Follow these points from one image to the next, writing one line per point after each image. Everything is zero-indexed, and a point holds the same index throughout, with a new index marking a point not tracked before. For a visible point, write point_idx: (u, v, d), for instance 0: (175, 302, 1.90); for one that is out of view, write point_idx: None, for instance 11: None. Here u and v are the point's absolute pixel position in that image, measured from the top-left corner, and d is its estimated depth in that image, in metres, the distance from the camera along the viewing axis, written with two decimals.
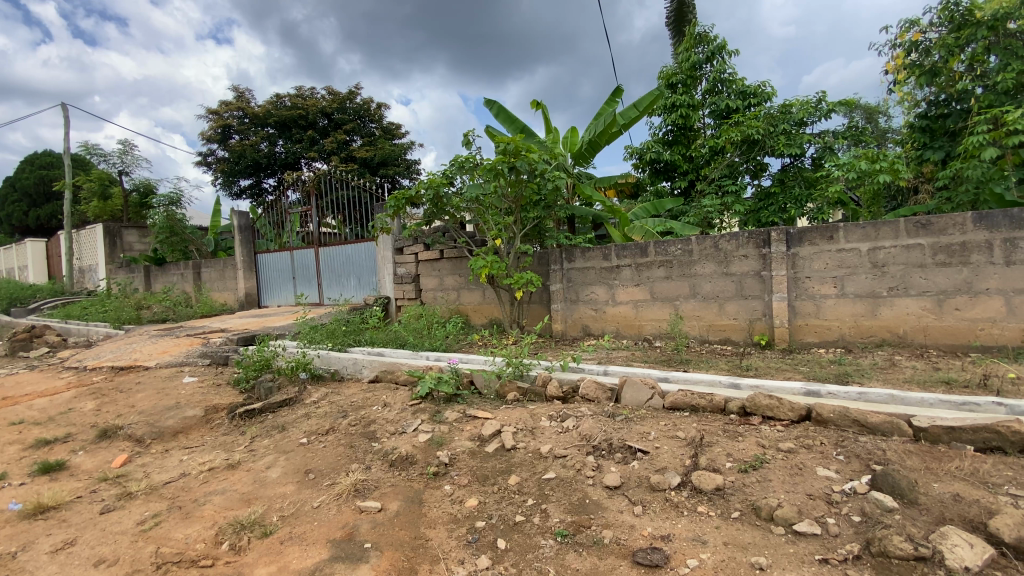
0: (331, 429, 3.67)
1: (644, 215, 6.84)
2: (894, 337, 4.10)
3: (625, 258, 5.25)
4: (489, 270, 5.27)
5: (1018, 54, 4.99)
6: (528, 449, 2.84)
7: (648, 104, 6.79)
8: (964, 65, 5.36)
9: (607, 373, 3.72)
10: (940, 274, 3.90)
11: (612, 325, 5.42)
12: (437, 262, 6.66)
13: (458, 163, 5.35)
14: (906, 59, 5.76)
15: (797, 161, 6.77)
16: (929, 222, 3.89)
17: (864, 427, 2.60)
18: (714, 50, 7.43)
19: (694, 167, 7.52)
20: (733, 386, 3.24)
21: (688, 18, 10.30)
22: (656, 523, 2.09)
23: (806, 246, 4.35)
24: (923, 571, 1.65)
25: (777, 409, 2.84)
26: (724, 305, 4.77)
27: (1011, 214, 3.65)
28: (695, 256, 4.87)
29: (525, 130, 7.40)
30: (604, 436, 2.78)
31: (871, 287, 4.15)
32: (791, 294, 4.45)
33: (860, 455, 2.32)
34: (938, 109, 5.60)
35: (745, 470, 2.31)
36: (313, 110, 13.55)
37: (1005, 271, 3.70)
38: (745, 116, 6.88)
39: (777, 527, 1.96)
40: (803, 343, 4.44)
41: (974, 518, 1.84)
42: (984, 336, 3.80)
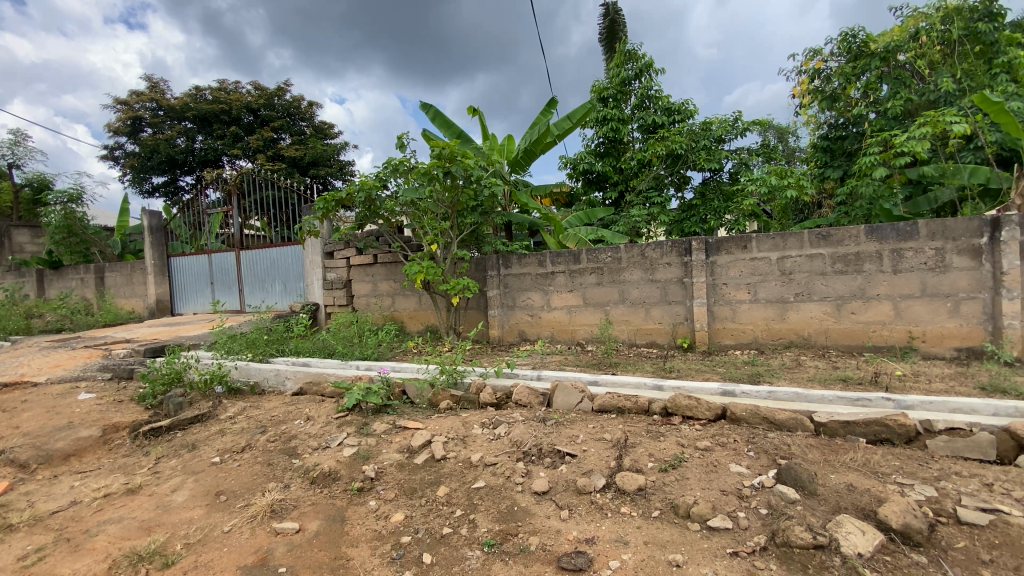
0: (249, 446, 3.44)
1: (578, 223, 7.02)
2: (800, 339, 4.45)
3: (559, 265, 5.35)
4: (424, 276, 5.18)
5: (905, 83, 5.61)
6: (459, 458, 2.79)
7: (581, 116, 6.98)
8: (859, 92, 5.93)
9: (540, 378, 3.75)
10: (838, 281, 4.28)
11: (547, 331, 5.49)
12: (370, 267, 6.46)
13: (392, 166, 5.22)
14: (811, 84, 6.31)
15: (716, 175, 7.21)
16: (829, 234, 4.27)
17: (772, 423, 2.79)
18: (642, 68, 7.77)
19: (623, 178, 7.80)
20: (656, 388, 3.38)
21: (620, 35, 10.74)
22: (581, 526, 2.12)
23: (723, 255, 4.64)
24: (821, 558, 1.77)
25: (696, 408, 2.99)
26: (650, 310, 4.97)
27: (897, 227, 4.06)
28: (623, 263, 5.04)
29: (462, 135, 7.38)
30: (534, 441, 2.79)
31: (780, 293, 4.48)
32: (710, 299, 4.72)
33: (769, 450, 2.49)
34: (837, 132, 6.21)
35: (665, 469, 2.40)
36: (237, 105, 12.77)
37: (892, 278, 4.12)
38: (670, 131, 7.26)
39: (693, 524, 2.04)
40: (722, 345, 4.72)
41: (864, 506, 2.00)
42: (875, 337, 4.21)
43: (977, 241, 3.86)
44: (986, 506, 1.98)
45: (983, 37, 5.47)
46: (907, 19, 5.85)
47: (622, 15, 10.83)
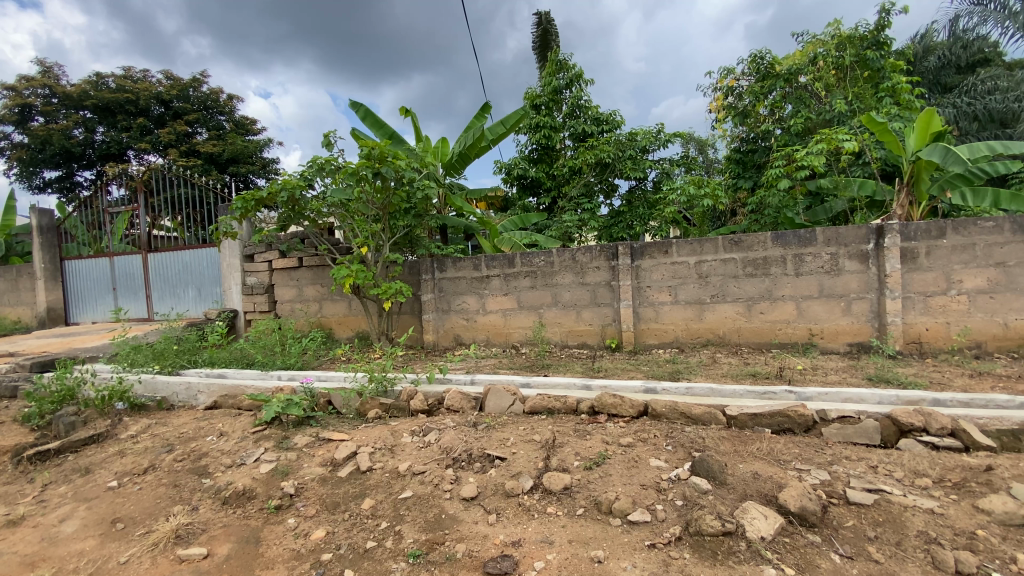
0: (152, 468, 3.15)
1: (512, 228, 7.09)
2: (715, 337, 4.75)
3: (494, 268, 5.36)
4: (353, 279, 4.99)
5: (806, 103, 6.17)
6: (386, 468, 2.72)
7: (514, 122, 7.07)
8: (767, 110, 6.48)
9: (473, 382, 3.73)
10: (749, 283, 4.62)
11: (482, 334, 5.48)
12: (295, 270, 6.15)
13: (318, 165, 5.01)
14: (725, 100, 6.87)
15: (641, 184, 7.54)
16: (740, 240, 4.59)
17: (689, 418, 2.96)
18: (572, 78, 8.00)
19: (556, 185, 7.97)
20: (585, 388, 3.48)
21: (552, 45, 10.99)
22: (508, 529, 2.12)
23: (647, 259, 4.87)
24: (729, 544, 1.89)
25: (620, 406, 3.10)
26: (581, 312, 5.11)
27: (798, 234, 4.45)
28: (556, 267, 5.15)
29: (393, 137, 7.23)
30: (464, 446, 2.77)
31: (698, 295, 4.76)
32: (635, 301, 4.93)
33: (685, 444, 2.63)
34: (749, 146, 6.78)
35: (590, 467, 2.47)
36: (145, 94, 11.74)
37: (795, 280, 4.49)
38: (599, 140, 7.54)
39: (615, 519, 2.11)
40: (646, 345, 4.94)
41: (767, 492, 2.17)
42: (781, 335, 4.58)
43: (864, 247, 4.30)
44: (870, 487, 2.21)
45: (870, 63, 6.05)
46: (806, 44, 6.42)
47: (554, 25, 11.10)
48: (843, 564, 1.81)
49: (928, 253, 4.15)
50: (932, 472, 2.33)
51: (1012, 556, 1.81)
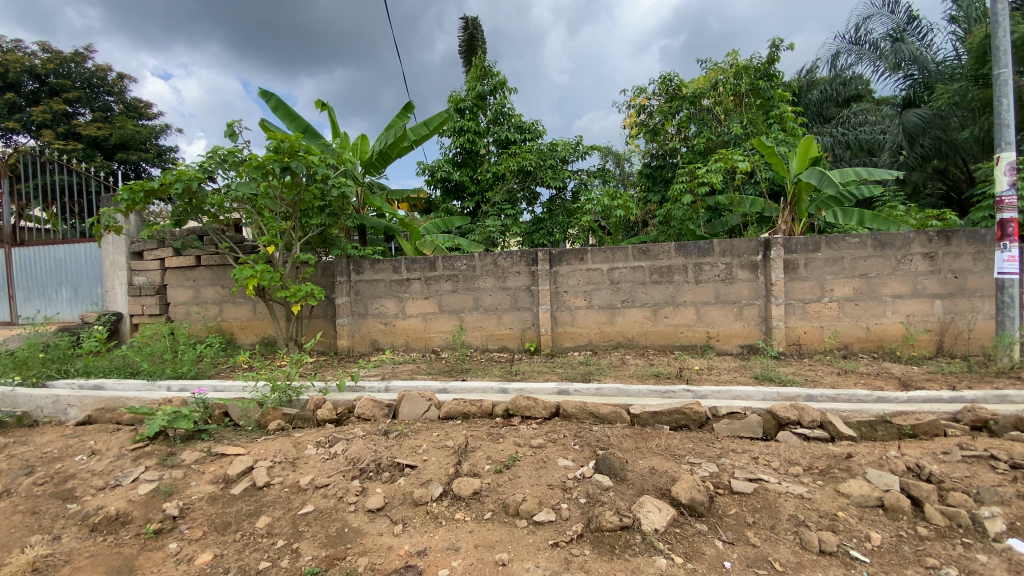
0: (4, 494, 2.73)
1: (435, 230, 7.04)
2: (626, 340, 5.00)
3: (415, 271, 5.26)
4: (258, 281, 4.65)
5: (707, 125, 6.72)
6: (285, 483, 2.57)
7: (438, 124, 7.00)
8: (674, 129, 7.00)
9: (387, 390, 3.62)
10: (655, 289, 4.92)
11: (401, 339, 5.35)
12: (192, 270, 5.64)
13: (219, 156, 4.65)
14: (638, 117, 7.37)
15: (561, 193, 7.77)
16: (648, 249, 4.89)
17: (597, 417, 3.10)
18: (496, 85, 8.10)
19: (480, 190, 8.00)
20: (501, 391, 3.51)
21: (478, 50, 11.06)
22: (414, 539, 2.08)
23: (564, 266, 5.03)
24: (626, 538, 1.99)
25: (533, 408, 3.16)
26: (502, 316, 5.16)
27: (698, 244, 4.81)
28: (477, 272, 5.16)
29: (308, 132, 6.88)
30: (372, 456, 2.68)
31: (610, 300, 4.99)
32: (553, 306, 5.06)
33: (592, 443, 2.74)
34: (658, 162, 7.25)
35: (500, 470, 2.49)
36: (13, 67, 10.25)
37: (695, 287, 4.85)
38: (521, 148, 7.67)
39: (521, 521, 2.14)
40: (563, 347, 5.09)
41: (662, 486, 2.31)
42: (683, 337, 4.92)
43: (754, 258, 4.75)
44: (751, 476, 2.43)
45: (762, 93, 6.69)
46: (709, 70, 6.98)
47: (480, 31, 11.16)
48: (726, 550, 1.97)
49: (807, 265, 4.66)
50: (803, 461, 2.61)
51: (865, 534, 2.08)
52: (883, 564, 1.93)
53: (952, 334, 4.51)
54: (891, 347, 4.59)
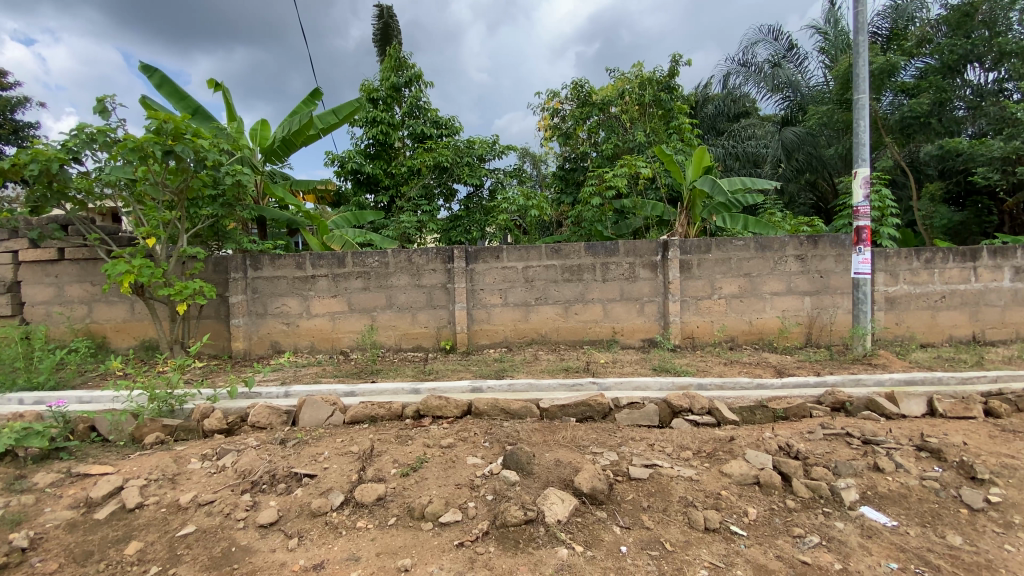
0: None
1: (344, 224, 6.66)
2: (539, 337, 5.11)
3: (321, 268, 4.98)
4: (134, 277, 4.13)
5: (615, 131, 7.11)
6: (163, 503, 2.32)
7: (348, 114, 6.67)
8: (586, 133, 7.34)
9: (286, 395, 3.41)
10: (567, 287, 5.08)
11: (305, 340, 5.04)
12: (53, 264, 4.90)
13: (87, 135, 4.06)
14: (551, 120, 7.66)
15: (478, 191, 7.72)
16: (560, 248, 5.03)
17: (508, 413, 3.14)
18: (411, 77, 7.94)
19: (394, 184, 7.76)
20: (413, 391, 3.44)
21: (393, 40, 10.72)
22: (310, 553, 1.97)
23: (480, 263, 5.03)
24: (530, 532, 2.03)
25: (445, 407, 3.12)
26: (416, 315, 5.05)
27: (605, 245, 5.04)
28: (390, 268, 5.01)
29: (199, 113, 6.25)
30: (266, 468, 2.50)
31: (524, 297, 5.07)
32: (469, 304, 5.05)
33: (501, 439, 2.77)
34: (572, 165, 7.53)
35: (406, 473, 2.42)
36: None
37: (603, 285, 5.07)
38: (437, 144, 7.54)
39: (426, 523, 2.10)
40: (478, 345, 5.08)
41: (566, 477, 2.37)
42: (591, 333, 5.13)
43: (654, 258, 5.07)
44: (647, 463, 2.58)
45: (663, 104, 7.14)
46: (616, 79, 7.33)
47: (395, 21, 10.83)
48: (622, 535, 2.08)
49: (699, 265, 5.06)
50: (693, 446, 2.82)
51: (743, 509, 2.29)
52: (757, 535, 2.14)
53: (818, 327, 5.12)
54: (770, 339, 5.12)
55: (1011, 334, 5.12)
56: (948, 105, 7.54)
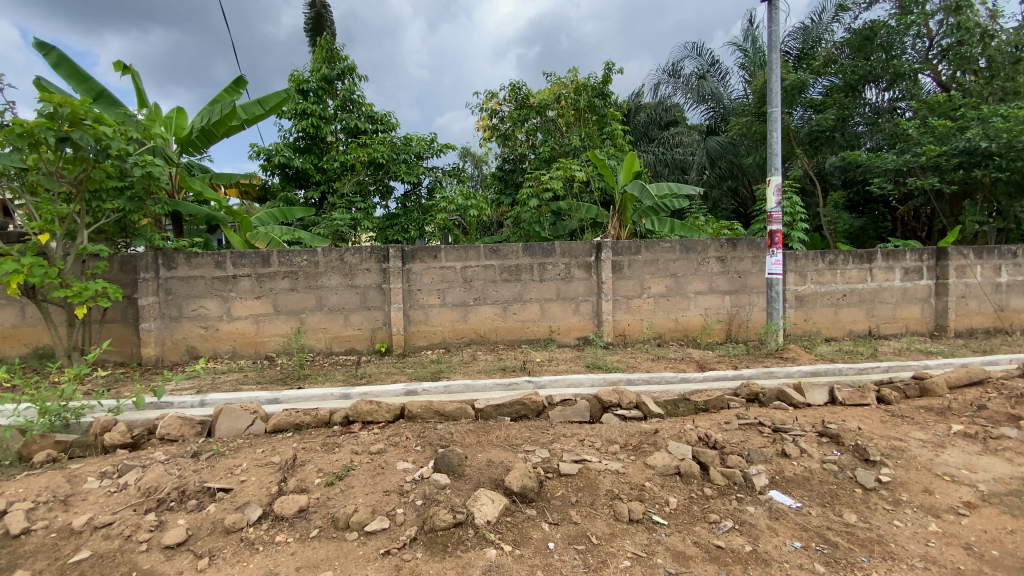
0: None
1: (271, 221, 6.33)
2: (477, 337, 5.10)
3: (243, 267, 4.69)
4: (23, 277, 3.69)
5: (551, 134, 7.29)
6: (52, 528, 2.09)
7: (275, 105, 6.32)
8: (524, 135, 7.46)
9: (202, 405, 3.26)
10: (505, 287, 5.10)
11: (226, 345, 4.73)
12: None
13: None
14: (489, 120, 7.72)
15: (415, 189, 7.56)
16: (498, 249, 5.05)
17: (442, 415, 3.10)
18: (345, 70, 7.69)
19: (326, 179, 7.47)
20: (343, 396, 3.35)
21: (326, 30, 10.30)
22: (223, 573, 1.85)
23: (417, 263, 4.94)
24: (458, 535, 2.02)
25: (376, 412, 3.03)
26: (349, 316, 4.87)
27: (542, 246, 5.12)
28: (321, 268, 4.81)
29: (104, 98, 5.70)
30: (176, 483, 2.32)
31: (463, 298, 5.04)
32: (405, 304, 4.94)
33: (433, 442, 2.73)
34: (510, 166, 7.63)
35: (331, 483, 2.33)
36: None
37: (540, 285, 5.15)
38: (373, 140, 7.34)
39: (351, 533, 2.03)
40: (416, 347, 4.99)
41: (497, 477, 2.38)
42: (529, 332, 5.18)
43: (588, 259, 5.21)
44: (577, 458, 2.64)
45: (597, 110, 7.37)
46: (553, 83, 7.48)
47: (328, 11, 10.43)
48: (550, 531, 2.11)
49: (630, 265, 5.25)
50: (620, 439, 2.92)
51: (665, 499, 2.40)
52: (677, 524, 2.25)
53: (737, 323, 5.47)
54: (694, 335, 5.40)
55: (900, 328, 5.72)
56: (850, 121, 8.30)
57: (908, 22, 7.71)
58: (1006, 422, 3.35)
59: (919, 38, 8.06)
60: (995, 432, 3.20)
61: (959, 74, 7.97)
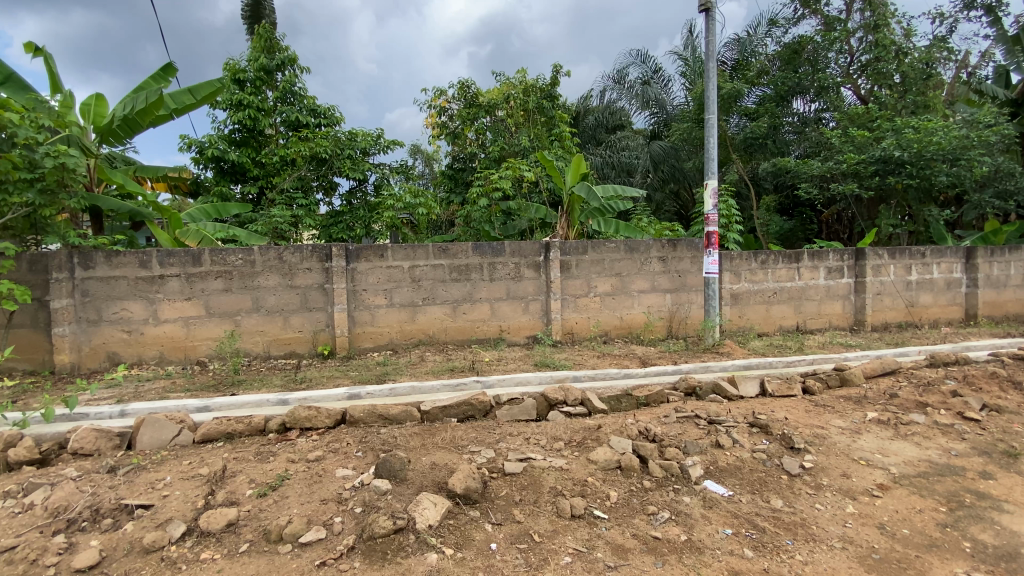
0: None
1: (203, 217, 5.97)
2: (426, 338, 5.02)
3: (171, 267, 4.40)
4: None
5: (500, 134, 7.30)
6: None
7: (207, 95, 5.95)
8: (473, 134, 7.44)
9: (123, 415, 3.04)
10: (454, 287, 5.06)
11: (152, 350, 4.42)
12: None
13: None
14: (439, 119, 7.66)
15: (361, 186, 7.34)
16: (447, 248, 5.00)
17: (386, 419, 3.02)
18: (285, 61, 7.38)
19: (265, 174, 7.14)
20: (280, 402, 3.21)
21: (265, 18, 9.84)
22: None
23: (362, 262, 4.80)
24: (398, 541, 1.97)
25: (315, 418, 2.92)
26: (289, 318, 4.68)
27: (492, 245, 5.11)
28: (257, 267, 4.58)
29: (12, 82, 5.18)
30: (89, 501, 2.15)
31: (411, 298, 4.95)
32: (350, 305, 4.80)
33: (374, 447, 2.66)
34: (460, 165, 7.59)
35: (263, 494, 2.22)
36: None
37: (490, 284, 5.14)
38: (315, 133, 7.06)
39: (284, 546, 1.95)
40: (361, 349, 4.85)
41: (440, 480, 2.35)
42: (478, 332, 5.16)
43: (537, 258, 5.26)
44: (522, 457, 2.66)
45: (545, 111, 7.46)
46: (502, 83, 7.48)
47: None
48: (493, 532, 2.11)
49: (578, 265, 5.34)
50: (565, 436, 2.97)
51: (606, 493, 2.45)
52: (617, 517, 2.30)
53: (678, 320, 5.69)
54: (638, 333, 5.56)
55: (825, 323, 6.15)
56: (781, 129, 8.82)
57: (832, 38, 8.29)
58: (914, 408, 3.68)
59: (842, 53, 8.69)
60: (905, 418, 3.50)
61: (876, 88, 8.67)
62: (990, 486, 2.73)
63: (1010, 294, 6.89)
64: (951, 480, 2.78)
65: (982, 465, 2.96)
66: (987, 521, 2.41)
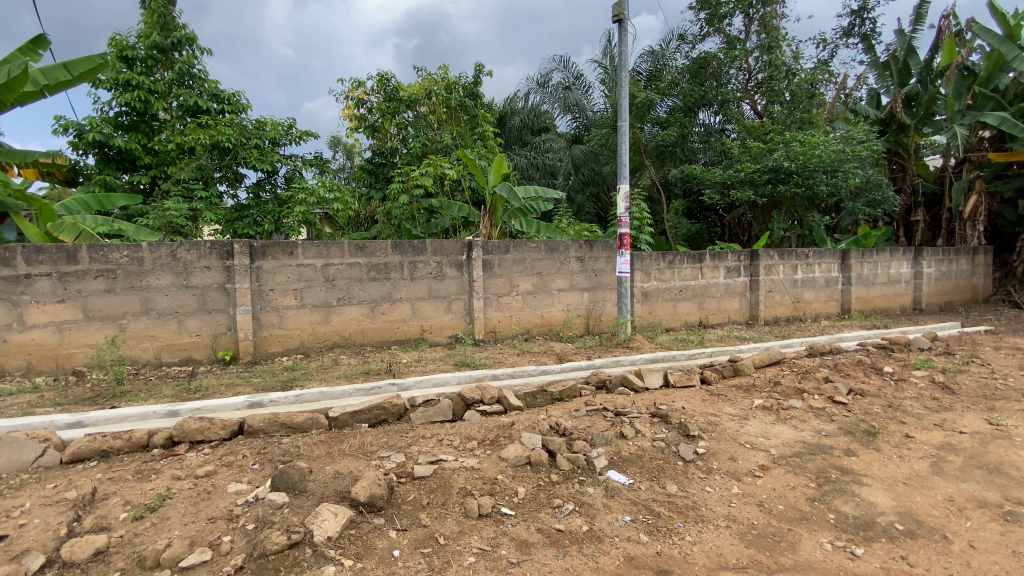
0: None
1: (82, 210, 5.31)
2: (341, 339, 4.84)
3: (40, 265, 3.89)
4: None
5: (422, 130, 7.19)
6: None
7: (86, 73, 5.23)
8: (394, 129, 7.25)
9: None
10: (371, 286, 4.91)
11: (16, 360, 3.88)
12: None
13: None
14: (357, 111, 7.38)
15: (271, 177, 6.89)
16: (364, 246, 4.84)
17: (289, 427, 2.88)
18: (182, 39, 6.76)
19: (159, 163, 6.55)
20: (168, 414, 2.94)
21: None
22: None
23: (269, 260, 4.53)
24: (293, 557, 1.90)
25: (208, 430, 2.73)
26: (185, 321, 4.31)
27: (412, 244, 5.03)
28: (147, 265, 4.18)
29: None
30: None
31: (324, 298, 4.75)
32: (256, 306, 4.51)
33: (274, 458, 2.53)
34: (380, 159, 7.39)
35: (141, 516, 2.04)
36: None
37: (410, 283, 5.05)
38: (217, 120, 6.52)
39: (162, 572, 1.80)
40: (268, 353, 4.58)
41: (343, 488, 2.28)
42: (398, 332, 5.06)
43: (459, 257, 5.24)
44: (432, 459, 2.65)
45: (468, 109, 7.44)
46: (423, 79, 7.38)
47: None
48: (397, 538, 2.09)
49: (499, 264, 5.39)
50: (477, 436, 2.99)
51: (514, 490, 2.51)
52: (522, 513, 2.36)
53: (594, 317, 5.93)
54: (556, 330, 5.73)
55: (724, 318, 6.69)
56: (689, 138, 9.44)
57: (733, 56, 8.99)
58: (793, 394, 4.11)
59: (741, 71, 9.46)
60: (785, 404, 3.90)
61: (770, 104, 9.53)
62: (852, 461, 3.13)
63: (877, 291, 7.88)
64: (821, 458, 3.14)
65: (847, 443, 3.37)
66: (847, 494, 2.76)
